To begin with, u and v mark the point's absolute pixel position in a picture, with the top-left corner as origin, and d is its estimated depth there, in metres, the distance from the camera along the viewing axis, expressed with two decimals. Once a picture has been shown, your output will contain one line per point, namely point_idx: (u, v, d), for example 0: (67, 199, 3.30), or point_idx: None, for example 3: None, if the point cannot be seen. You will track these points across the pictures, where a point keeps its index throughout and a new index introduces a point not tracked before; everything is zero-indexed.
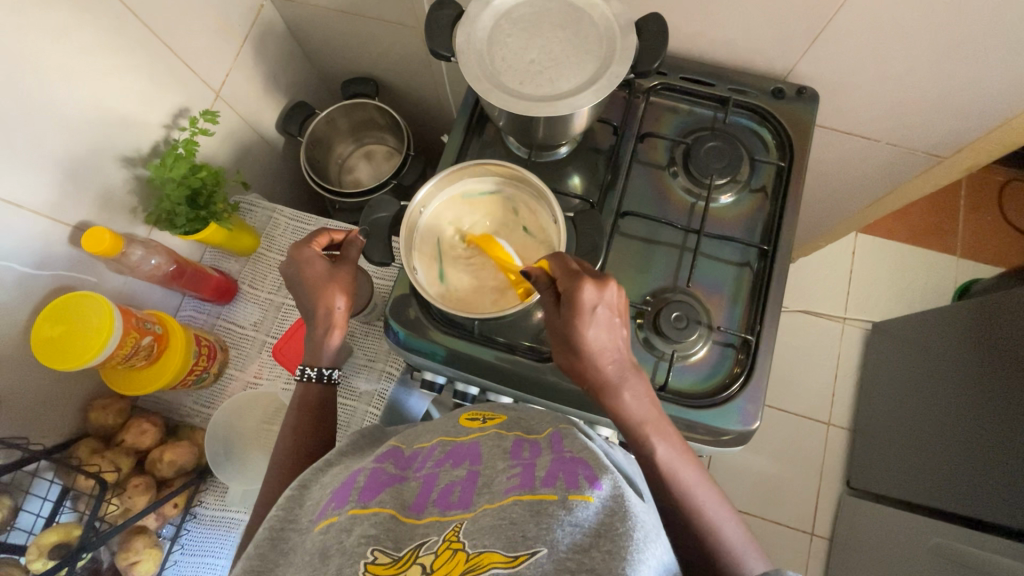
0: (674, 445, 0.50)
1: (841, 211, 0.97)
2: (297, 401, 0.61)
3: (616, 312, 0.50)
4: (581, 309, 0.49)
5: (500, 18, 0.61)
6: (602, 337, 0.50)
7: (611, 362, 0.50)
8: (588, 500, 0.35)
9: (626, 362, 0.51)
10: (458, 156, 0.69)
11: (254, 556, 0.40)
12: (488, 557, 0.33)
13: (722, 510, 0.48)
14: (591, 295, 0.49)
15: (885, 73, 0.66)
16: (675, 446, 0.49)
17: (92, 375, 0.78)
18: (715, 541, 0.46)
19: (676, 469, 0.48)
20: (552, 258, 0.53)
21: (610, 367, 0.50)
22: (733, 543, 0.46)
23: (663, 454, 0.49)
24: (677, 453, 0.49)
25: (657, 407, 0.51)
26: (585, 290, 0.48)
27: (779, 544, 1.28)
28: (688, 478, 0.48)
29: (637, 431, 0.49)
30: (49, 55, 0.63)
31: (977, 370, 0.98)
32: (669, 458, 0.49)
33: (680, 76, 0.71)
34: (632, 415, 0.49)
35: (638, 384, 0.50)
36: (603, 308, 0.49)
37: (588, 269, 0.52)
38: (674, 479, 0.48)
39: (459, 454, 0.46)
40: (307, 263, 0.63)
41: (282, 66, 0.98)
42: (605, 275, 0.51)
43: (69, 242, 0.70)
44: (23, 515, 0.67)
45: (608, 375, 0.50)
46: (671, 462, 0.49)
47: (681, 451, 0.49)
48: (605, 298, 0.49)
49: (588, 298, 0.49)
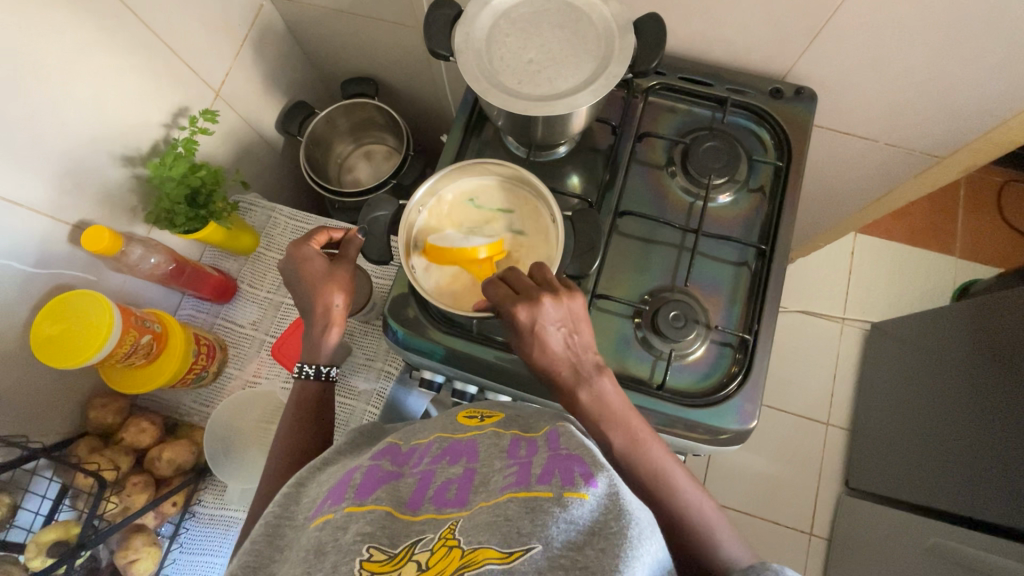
0: (634, 435, 0.48)
1: (840, 211, 0.97)
2: (295, 398, 0.61)
3: (561, 324, 0.50)
4: (520, 330, 0.50)
5: (498, 18, 0.61)
6: (550, 350, 0.51)
7: (566, 367, 0.51)
8: (583, 497, 0.35)
9: (584, 363, 0.51)
10: (457, 156, 0.70)
11: (249, 552, 0.41)
12: (482, 553, 0.33)
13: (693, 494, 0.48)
14: (527, 318, 0.49)
15: (883, 73, 0.67)
16: (634, 437, 0.48)
17: (92, 374, 0.78)
18: (681, 519, 0.46)
19: (637, 460, 0.48)
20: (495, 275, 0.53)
21: (566, 372, 0.51)
22: (699, 518, 0.47)
23: (622, 447, 0.48)
24: (638, 443, 0.48)
25: (617, 401, 0.49)
26: (518, 314, 0.49)
27: (778, 545, 1.28)
28: (651, 459, 0.48)
29: (595, 428, 0.49)
30: (49, 54, 0.63)
31: (976, 370, 0.98)
32: (629, 450, 0.48)
33: (678, 76, 0.72)
34: (588, 412, 0.49)
35: (597, 382, 0.50)
36: (544, 325, 0.50)
37: (527, 284, 0.51)
38: (635, 469, 0.48)
39: (456, 451, 0.46)
40: (305, 261, 0.63)
41: (282, 65, 0.98)
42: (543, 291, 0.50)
43: (69, 241, 0.71)
44: (21, 513, 0.67)
45: (564, 379, 0.51)
46: (630, 454, 0.48)
47: (643, 434, 0.49)
48: (544, 315, 0.49)
49: (524, 320, 0.50)
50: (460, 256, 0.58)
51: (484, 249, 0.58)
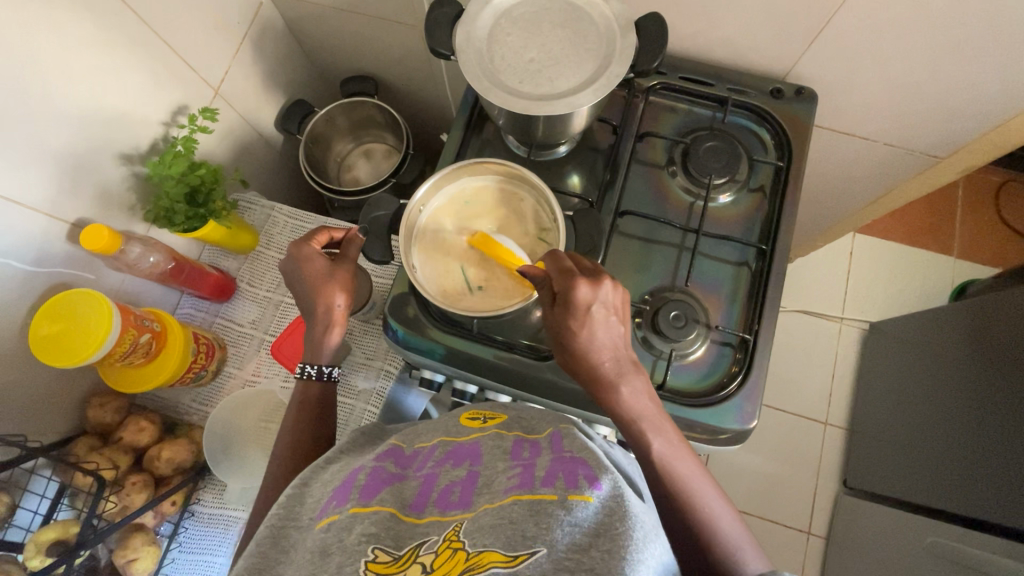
0: (671, 440, 0.49)
1: (839, 211, 0.97)
2: (297, 399, 0.61)
3: (613, 311, 0.51)
4: (576, 307, 0.50)
5: (499, 17, 0.61)
6: (599, 334, 0.50)
7: (608, 358, 0.51)
8: (587, 500, 0.35)
9: (624, 358, 0.51)
10: (458, 155, 0.69)
11: (255, 554, 0.40)
12: (487, 556, 0.33)
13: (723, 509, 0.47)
14: (587, 294, 0.49)
15: (884, 73, 0.67)
16: (671, 440, 0.49)
17: (91, 373, 0.78)
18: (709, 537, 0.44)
19: (674, 464, 0.48)
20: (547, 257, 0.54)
21: (607, 362, 0.50)
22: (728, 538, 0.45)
23: (660, 449, 0.48)
24: (674, 447, 0.49)
25: (655, 402, 0.51)
26: (579, 289, 0.49)
27: (776, 543, 1.28)
28: (681, 467, 0.48)
29: (633, 426, 0.49)
30: (47, 52, 0.63)
31: (974, 370, 0.98)
32: (666, 453, 0.48)
33: (679, 76, 0.72)
34: (628, 409, 0.49)
35: (635, 380, 0.51)
36: (600, 306, 0.50)
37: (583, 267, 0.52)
38: (670, 473, 0.47)
39: (459, 454, 0.46)
40: (306, 261, 0.63)
41: (281, 63, 0.98)
42: (601, 274, 0.51)
43: (68, 240, 0.70)
44: (20, 512, 0.67)
45: (604, 370, 0.50)
46: (667, 456, 0.48)
47: (677, 445, 0.49)
48: (601, 296, 0.50)
49: (583, 297, 0.49)
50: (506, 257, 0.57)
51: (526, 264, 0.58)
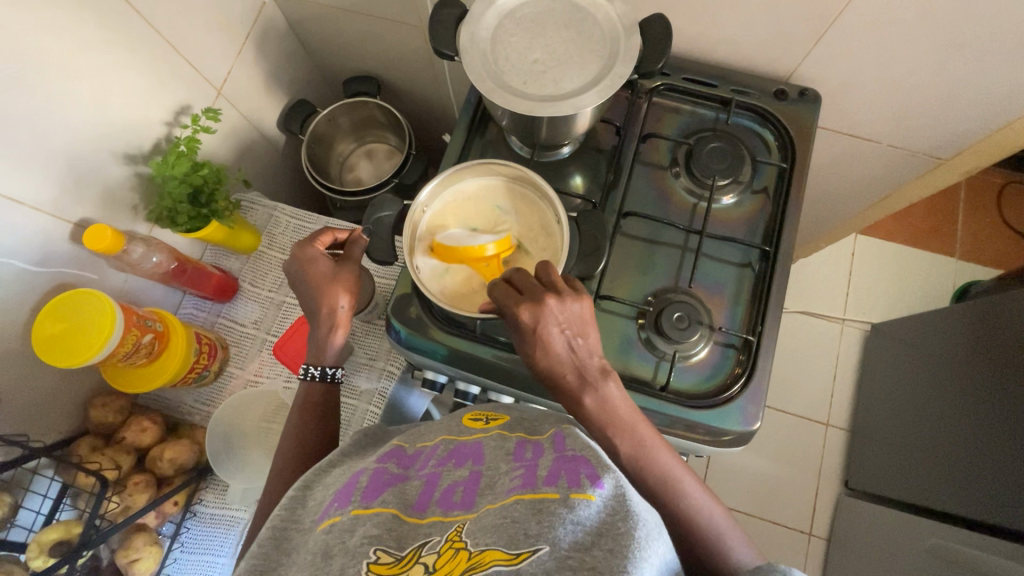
0: (641, 440, 0.48)
1: (842, 212, 0.97)
2: (300, 400, 0.61)
3: (564, 326, 0.51)
4: (523, 331, 0.51)
5: (503, 18, 0.61)
6: (552, 353, 0.51)
7: (571, 372, 0.51)
8: (590, 499, 0.35)
9: (588, 368, 0.51)
10: (461, 155, 0.69)
11: (257, 555, 0.41)
12: (490, 555, 0.33)
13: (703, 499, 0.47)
14: (530, 318, 0.50)
15: (888, 74, 0.66)
16: (640, 443, 0.48)
17: (93, 374, 0.77)
18: (693, 530, 0.46)
19: (645, 465, 0.48)
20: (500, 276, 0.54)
21: (569, 377, 0.51)
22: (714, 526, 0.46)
23: (629, 453, 0.48)
24: (644, 448, 0.48)
25: (623, 406, 0.50)
26: (520, 315, 0.50)
27: (777, 544, 1.28)
28: (659, 468, 0.48)
29: (602, 434, 0.49)
30: (50, 52, 0.62)
31: (976, 372, 0.98)
32: (635, 455, 0.48)
33: (682, 77, 0.71)
34: (595, 419, 0.49)
35: (602, 389, 0.50)
36: (547, 326, 0.50)
37: (531, 285, 0.52)
38: (647, 474, 0.47)
39: (462, 454, 0.46)
40: (309, 263, 0.63)
41: (283, 63, 0.97)
42: (546, 292, 0.51)
43: (70, 240, 0.70)
44: (23, 512, 0.67)
45: (567, 386, 0.51)
46: (638, 459, 0.48)
47: (649, 441, 0.49)
48: (546, 317, 0.50)
49: (526, 322, 0.50)
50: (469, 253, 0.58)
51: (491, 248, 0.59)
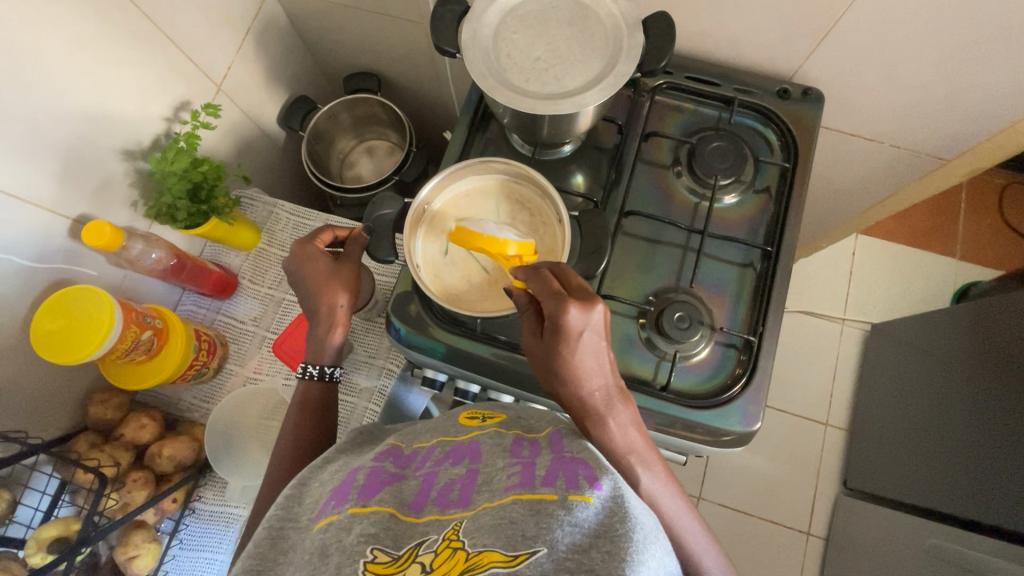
0: (659, 475, 0.48)
1: (843, 212, 0.97)
2: (298, 399, 0.61)
3: (602, 335, 0.49)
4: (566, 332, 0.48)
5: (505, 14, 0.60)
6: (589, 361, 0.49)
7: (598, 389, 0.49)
8: (588, 501, 0.35)
9: (613, 389, 0.50)
10: (462, 153, 0.69)
11: (253, 555, 0.39)
12: (487, 557, 0.33)
13: (704, 542, 0.48)
14: (578, 320, 0.48)
15: (893, 74, 0.66)
16: (659, 476, 0.48)
17: (91, 369, 0.77)
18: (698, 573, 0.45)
19: (662, 501, 0.47)
20: (536, 272, 0.52)
21: (597, 394, 0.49)
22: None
23: (649, 485, 0.47)
24: (662, 484, 0.48)
25: (644, 434, 0.49)
26: (571, 315, 0.47)
27: (774, 543, 1.29)
28: (669, 507, 0.47)
29: (624, 461, 0.47)
30: (48, 47, 0.62)
31: (977, 374, 0.98)
32: (655, 489, 0.47)
33: (686, 75, 0.71)
34: (618, 444, 0.48)
35: (624, 412, 0.49)
36: (590, 331, 0.48)
37: (575, 287, 0.50)
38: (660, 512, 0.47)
39: (459, 453, 0.46)
40: (308, 260, 0.63)
41: (283, 59, 0.97)
42: (594, 297, 0.49)
43: (69, 235, 0.70)
44: (21, 509, 0.67)
45: (594, 402, 0.49)
46: (655, 493, 0.47)
47: (665, 480, 0.48)
48: (593, 323, 0.48)
49: (574, 323, 0.48)
50: (488, 246, 0.55)
51: (515, 245, 0.56)
